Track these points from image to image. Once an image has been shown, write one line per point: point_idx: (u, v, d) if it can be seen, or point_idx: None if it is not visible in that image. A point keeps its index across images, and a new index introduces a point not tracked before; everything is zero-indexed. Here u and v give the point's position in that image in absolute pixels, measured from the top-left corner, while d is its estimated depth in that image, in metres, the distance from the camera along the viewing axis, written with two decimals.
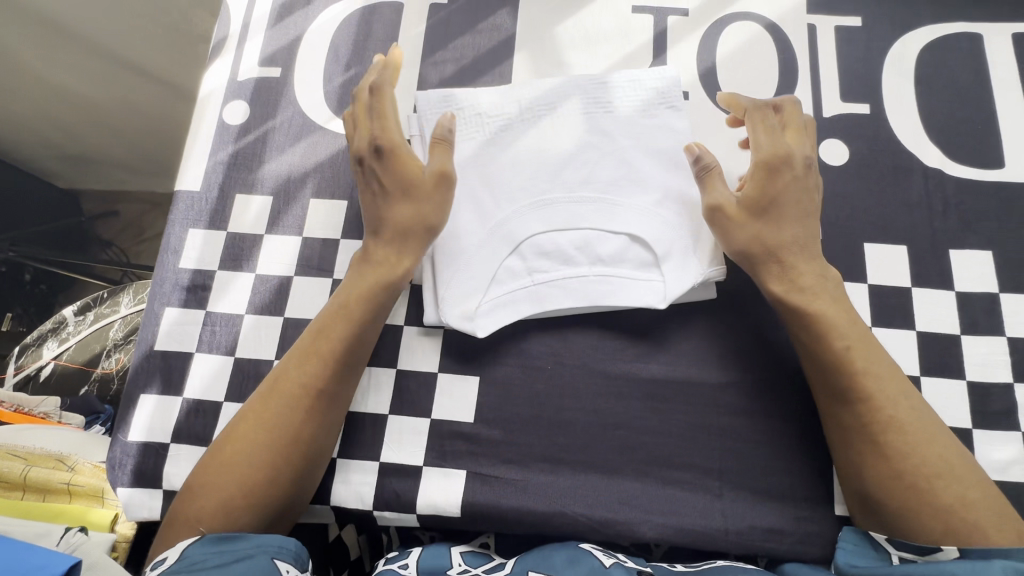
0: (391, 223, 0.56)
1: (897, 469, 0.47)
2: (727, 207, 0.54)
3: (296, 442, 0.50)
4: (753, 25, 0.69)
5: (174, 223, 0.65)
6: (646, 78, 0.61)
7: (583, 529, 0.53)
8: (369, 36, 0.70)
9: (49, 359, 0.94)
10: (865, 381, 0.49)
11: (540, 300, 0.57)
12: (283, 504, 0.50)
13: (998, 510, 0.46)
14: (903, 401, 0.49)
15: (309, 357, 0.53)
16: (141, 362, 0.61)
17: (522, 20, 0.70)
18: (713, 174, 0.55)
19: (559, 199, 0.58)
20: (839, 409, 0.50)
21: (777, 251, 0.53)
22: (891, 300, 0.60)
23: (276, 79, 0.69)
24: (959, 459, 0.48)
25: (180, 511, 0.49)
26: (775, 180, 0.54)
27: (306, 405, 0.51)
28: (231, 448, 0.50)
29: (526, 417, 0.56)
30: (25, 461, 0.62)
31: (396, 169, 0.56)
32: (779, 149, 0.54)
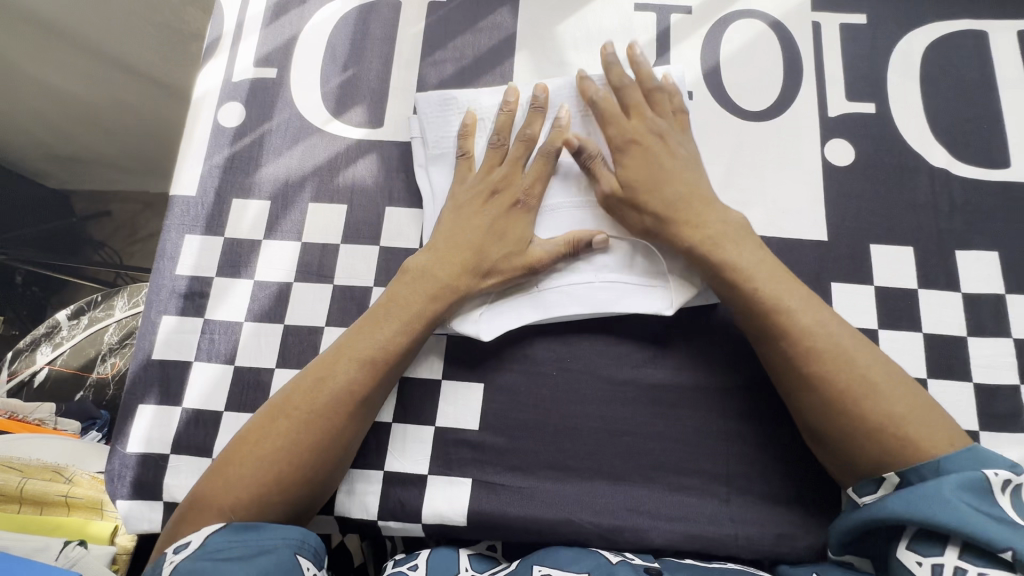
0: (478, 253, 0.54)
1: (824, 398, 0.47)
2: (615, 192, 0.55)
3: (334, 444, 0.50)
4: (757, 22, 0.68)
5: (170, 229, 0.63)
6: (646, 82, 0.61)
7: (590, 536, 0.53)
8: (366, 35, 0.69)
9: (43, 364, 0.93)
10: (778, 313, 0.49)
11: (543, 306, 0.56)
12: (308, 500, 0.50)
13: (930, 422, 0.45)
14: (817, 329, 0.49)
15: (366, 365, 0.51)
16: (139, 372, 0.60)
17: (523, 18, 0.69)
18: (595, 167, 0.57)
19: (565, 204, 0.59)
20: (767, 350, 0.51)
21: (674, 213, 0.53)
22: (897, 302, 0.59)
23: (272, 80, 0.68)
24: (885, 376, 0.47)
25: (205, 501, 0.47)
26: (640, 156, 0.55)
27: (353, 416, 0.50)
28: (265, 443, 0.48)
29: (532, 424, 0.56)
30: (21, 473, 0.61)
31: (521, 226, 0.55)
32: (629, 128, 0.56)
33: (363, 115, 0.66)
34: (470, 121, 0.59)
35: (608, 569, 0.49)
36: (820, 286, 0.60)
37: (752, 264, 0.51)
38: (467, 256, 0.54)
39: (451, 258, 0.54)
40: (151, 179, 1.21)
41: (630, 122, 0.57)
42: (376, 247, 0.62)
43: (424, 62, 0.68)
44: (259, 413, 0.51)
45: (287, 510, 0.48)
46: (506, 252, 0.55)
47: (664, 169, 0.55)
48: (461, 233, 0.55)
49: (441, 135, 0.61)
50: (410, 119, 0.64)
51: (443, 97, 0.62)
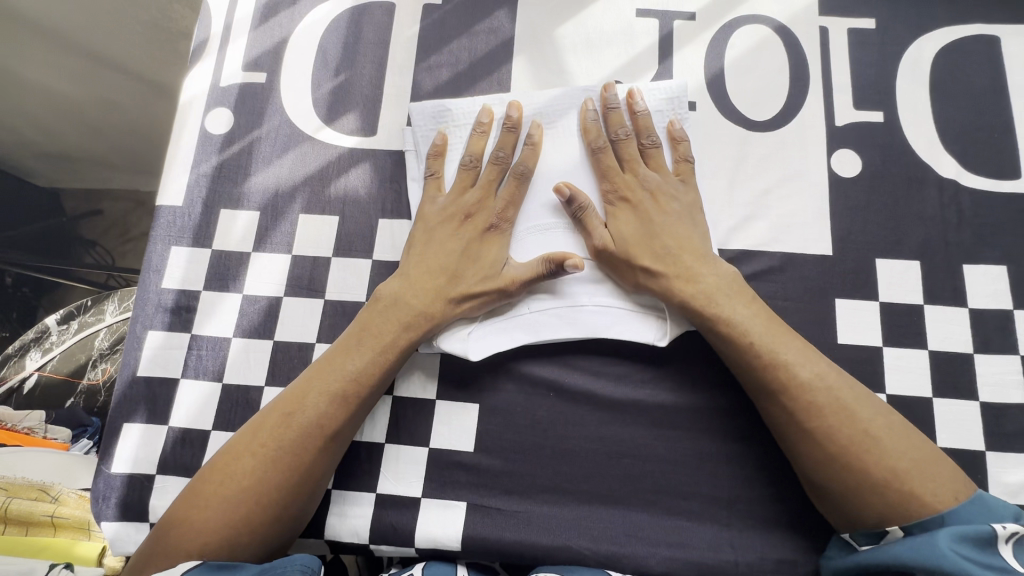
0: (451, 280, 0.53)
1: (826, 451, 0.47)
2: (607, 248, 0.53)
3: (306, 480, 0.49)
4: (763, 27, 0.66)
5: (156, 240, 0.61)
6: (651, 96, 0.58)
7: (587, 561, 0.52)
8: (359, 39, 0.67)
9: (33, 370, 0.90)
10: (778, 366, 0.49)
11: (536, 328, 0.55)
12: (279, 535, 0.49)
13: (933, 473, 0.45)
14: (815, 381, 0.48)
15: (337, 399, 0.50)
16: (125, 390, 0.58)
17: (521, 21, 0.66)
18: (586, 219, 0.54)
19: (555, 225, 0.56)
20: (767, 402, 0.50)
21: (670, 270, 0.52)
22: (902, 319, 0.58)
23: (261, 84, 0.66)
24: (886, 429, 0.47)
25: (174, 539, 0.46)
26: (640, 213, 0.54)
27: (322, 450, 0.50)
28: (233, 480, 0.48)
29: (528, 446, 0.55)
30: (5, 492, 0.59)
31: (495, 253, 0.54)
32: (629, 184, 0.55)
33: (355, 123, 0.64)
34: (439, 141, 0.58)
35: None
36: (824, 303, 0.58)
37: (749, 313, 0.51)
38: (439, 283, 0.53)
39: (423, 286, 0.53)
40: (141, 177, 1.15)
41: (624, 176, 0.55)
42: (369, 261, 0.60)
43: (418, 66, 0.66)
44: (227, 445, 0.50)
45: (257, 546, 0.48)
46: (481, 277, 0.53)
47: (660, 227, 0.53)
48: (433, 260, 0.54)
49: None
50: (405, 129, 0.62)
51: (438, 108, 0.59)
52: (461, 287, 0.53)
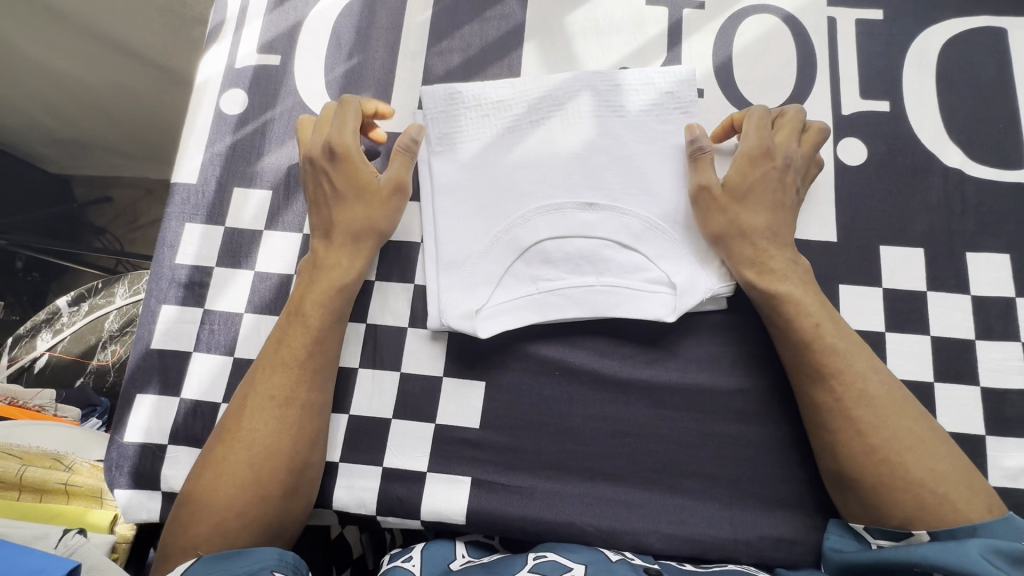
0: (350, 220, 0.55)
1: (869, 444, 0.48)
2: (709, 193, 0.54)
3: (284, 452, 0.50)
4: (771, 17, 0.66)
5: (170, 217, 0.63)
6: (660, 78, 0.58)
7: (589, 537, 0.52)
8: (372, 24, 0.68)
9: (44, 350, 0.92)
10: (835, 355, 0.50)
11: (543, 309, 0.55)
12: (279, 512, 0.50)
13: (970, 484, 0.47)
14: (869, 374, 0.50)
15: (280, 368, 0.52)
16: (139, 361, 0.59)
17: (532, 8, 0.67)
18: (699, 160, 0.55)
19: (566, 206, 0.57)
20: (811, 388, 0.51)
21: (751, 236, 0.53)
22: (904, 305, 0.58)
23: (275, 67, 0.67)
24: (929, 431, 0.49)
25: (176, 540, 0.48)
26: (758, 172, 0.54)
27: (276, 419, 0.51)
28: (211, 473, 0.49)
29: (533, 424, 0.55)
30: (21, 461, 0.60)
31: (349, 169, 0.55)
32: (766, 142, 0.54)
33: None
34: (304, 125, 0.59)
35: (608, 566, 0.48)
36: (827, 289, 0.59)
37: (807, 305, 0.52)
38: (353, 238, 0.55)
39: (331, 247, 0.55)
40: (154, 166, 1.16)
41: (762, 137, 0.55)
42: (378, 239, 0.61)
43: (430, 51, 0.67)
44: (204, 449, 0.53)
45: (254, 530, 0.49)
46: (353, 194, 0.55)
47: (761, 188, 0.54)
48: (318, 214, 0.56)
49: (456, 121, 0.59)
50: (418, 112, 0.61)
51: (449, 92, 0.59)
52: (356, 220, 0.55)
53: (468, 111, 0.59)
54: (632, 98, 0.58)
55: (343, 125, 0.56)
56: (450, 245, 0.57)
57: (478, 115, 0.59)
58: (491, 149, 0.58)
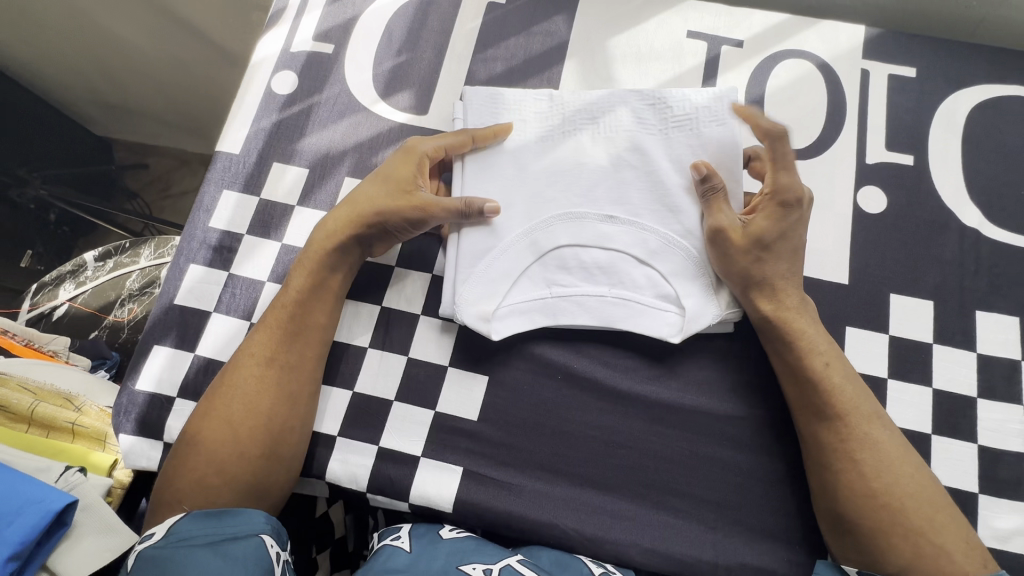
0: (363, 202, 0.58)
1: (870, 487, 0.49)
2: (727, 235, 0.54)
3: (259, 412, 0.53)
4: (806, 63, 0.69)
5: (210, 182, 0.66)
6: (699, 94, 0.60)
7: (571, 542, 0.53)
8: (424, 26, 0.71)
9: (65, 300, 0.96)
10: (844, 397, 0.51)
11: (554, 313, 0.57)
12: (253, 473, 0.51)
13: (965, 538, 0.48)
14: (874, 418, 0.51)
15: (268, 329, 0.56)
16: (161, 314, 0.61)
17: (577, 28, 0.70)
18: (712, 202, 0.56)
19: (590, 216, 0.59)
20: (819, 426, 0.51)
21: (772, 279, 0.54)
22: (909, 354, 0.59)
23: (328, 55, 0.70)
24: (931, 482, 0.50)
25: (165, 488, 0.51)
26: (785, 217, 0.55)
27: (256, 380, 0.54)
28: (196, 422, 0.53)
29: (529, 423, 0.57)
30: (34, 395, 0.62)
31: (394, 166, 0.59)
32: (796, 188, 0.55)
33: (409, 100, 0.69)
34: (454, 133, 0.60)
35: None
36: (834, 329, 0.60)
37: (820, 343, 0.53)
38: (358, 219, 0.57)
39: (336, 222, 0.58)
40: (196, 139, 1.24)
41: (791, 178, 0.55)
42: None
43: (475, 57, 0.70)
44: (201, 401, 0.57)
45: (235, 489, 0.51)
46: (384, 188, 0.58)
47: (782, 235, 0.55)
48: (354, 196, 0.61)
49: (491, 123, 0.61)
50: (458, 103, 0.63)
51: (492, 94, 0.62)
52: (369, 208, 0.58)
53: (503, 116, 0.61)
54: (666, 115, 0.60)
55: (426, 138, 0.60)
56: (474, 242, 0.58)
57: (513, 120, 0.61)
58: (523, 152, 0.61)
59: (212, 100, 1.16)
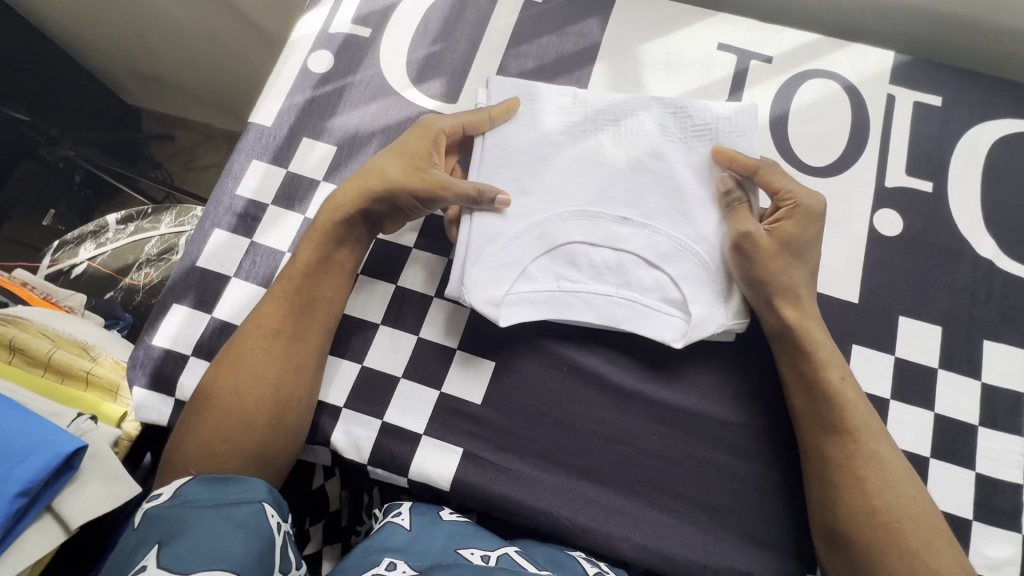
0: (374, 176, 0.59)
1: (870, 505, 0.49)
2: (754, 242, 0.55)
3: (266, 383, 0.54)
4: (833, 83, 0.69)
5: (241, 151, 0.67)
6: (721, 107, 0.61)
7: (563, 532, 0.54)
8: (460, 18, 0.73)
9: (84, 259, 0.98)
10: (854, 413, 0.52)
11: (561, 306, 0.58)
12: (260, 441, 0.53)
13: (960, 566, 0.48)
14: (882, 438, 0.52)
15: (276, 304, 0.57)
16: (182, 275, 0.63)
17: (610, 32, 0.72)
18: (736, 212, 0.57)
19: (605, 215, 0.59)
20: (826, 440, 0.52)
21: (795, 287, 0.55)
22: (914, 376, 0.59)
23: (365, 38, 0.72)
24: (932, 508, 0.50)
25: (174, 454, 0.53)
26: (808, 227, 0.56)
27: (261, 351, 0.55)
28: (203, 392, 0.55)
29: (533, 411, 0.57)
30: (52, 342, 0.64)
31: (410, 142, 0.60)
32: (816, 202, 0.57)
33: (440, 89, 0.70)
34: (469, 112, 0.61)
35: None
36: (840, 346, 0.60)
37: (835, 359, 0.54)
38: (370, 194, 0.58)
39: (345, 197, 0.59)
40: (223, 116, 1.28)
41: (809, 192, 0.57)
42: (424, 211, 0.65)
43: (508, 52, 0.71)
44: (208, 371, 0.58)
45: (242, 457, 0.52)
46: (398, 165, 0.59)
47: (802, 247, 0.56)
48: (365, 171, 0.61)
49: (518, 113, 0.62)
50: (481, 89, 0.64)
51: (520, 84, 0.63)
52: (381, 184, 0.58)
53: (529, 107, 0.62)
54: (687, 124, 0.61)
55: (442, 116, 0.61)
56: (486, 227, 0.58)
57: (537, 112, 0.62)
58: (545, 145, 0.61)
59: (247, 80, 1.19)
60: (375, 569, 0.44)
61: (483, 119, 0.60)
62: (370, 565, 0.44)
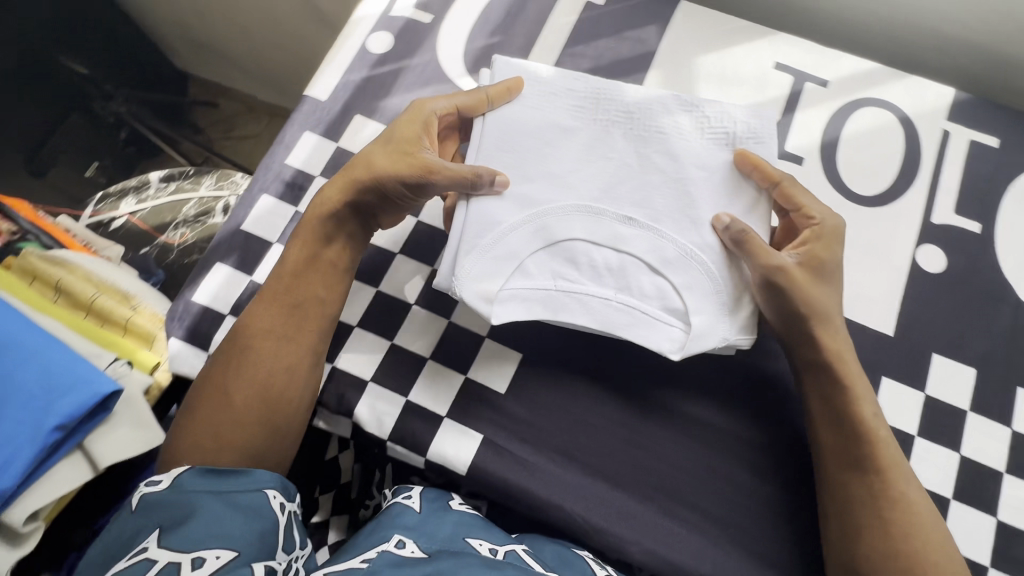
0: (361, 167, 0.59)
1: (893, 547, 0.49)
2: (789, 275, 0.54)
3: (259, 379, 0.54)
4: (888, 113, 0.69)
5: (294, 122, 0.69)
6: (739, 110, 0.60)
7: (574, 527, 0.54)
8: (521, 13, 0.73)
9: (124, 213, 1.00)
10: (885, 453, 0.51)
11: (554, 306, 0.56)
12: (256, 436, 0.53)
13: None
14: (911, 481, 0.51)
15: (269, 305, 0.57)
16: (227, 236, 0.65)
17: (668, 41, 0.72)
18: (754, 242, 0.54)
19: (609, 214, 0.58)
20: (855, 477, 0.51)
21: (826, 313, 0.55)
22: (942, 416, 0.58)
23: (425, 24, 0.73)
24: (954, 558, 0.49)
25: (173, 455, 0.53)
26: (833, 249, 0.57)
27: (251, 350, 0.56)
28: (198, 394, 0.55)
29: (556, 408, 0.58)
30: (96, 287, 0.67)
31: (398, 128, 0.59)
32: (835, 223, 0.58)
33: None
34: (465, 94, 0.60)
35: None
36: (870, 377, 0.60)
37: (867, 396, 0.54)
38: (358, 183, 0.58)
39: (334, 193, 0.59)
40: (273, 93, 1.33)
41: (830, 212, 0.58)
42: None
43: (564, 51, 0.72)
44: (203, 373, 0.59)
45: (240, 453, 0.53)
46: (387, 154, 0.58)
47: (835, 269, 0.57)
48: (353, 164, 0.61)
49: (525, 98, 0.60)
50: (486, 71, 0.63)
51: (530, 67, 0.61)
52: (370, 173, 0.58)
53: (534, 93, 0.61)
54: (703, 124, 0.60)
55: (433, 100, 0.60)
56: (484, 215, 0.57)
57: (544, 98, 0.61)
58: (553, 135, 0.60)
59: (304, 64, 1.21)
60: (384, 546, 0.45)
61: (477, 100, 0.58)
62: (380, 541, 0.46)
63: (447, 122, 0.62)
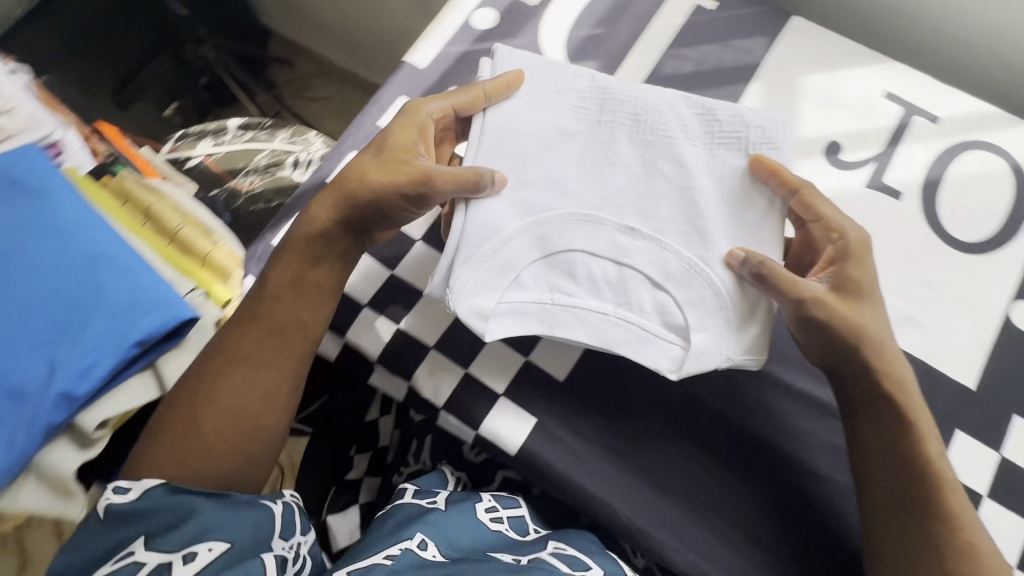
0: (353, 176, 0.56)
1: None
2: (820, 303, 0.50)
3: (239, 399, 0.53)
4: (1000, 159, 0.65)
5: (391, 86, 0.70)
6: (751, 111, 0.55)
7: (617, 526, 0.54)
8: (628, 8, 0.73)
9: (201, 154, 1.03)
10: (952, 497, 0.48)
11: (551, 322, 0.54)
12: (233, 457, 0.52)
13: None
14: (978, 530, 0.48)
15: (251, 327, 0.55)
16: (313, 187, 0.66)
17: (775, 55, 0.70)
18: (776, 272, 0.50)
19: (611, 223, 0.55)
20: (918, 521, 0.47)
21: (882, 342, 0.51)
22: (1016, 480, 0.56)
23: (530, 6, 0.73)
24: None
25: (135, 472, 0.50)
26: (863, 266, 0.52)
27: (225, 374, 0.54)
28: (168, 412, 0.53)
29: (611, 405, 0.57)
30: (183, 217, 0.69)
31: (390, 130, 0.57)
32: (858, 235, 0.53)
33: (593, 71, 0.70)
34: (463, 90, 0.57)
35: None
36: (942, 427, 0.57)
37: (932, 434, 0.50)
38: (348, 195, 0.55)
39: (324, 209, 0.56)
40: (350, 60, 1.34)
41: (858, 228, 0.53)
42: None
43: (667, 51, 0.71)
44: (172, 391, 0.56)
45: (216, 473, 0.51)
46: (379, 162, 0.56)
47: (871, 288, 0.52)
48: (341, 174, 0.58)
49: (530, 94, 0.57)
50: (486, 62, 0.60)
51: (533, 59, 0.58)
52: (360, 180, 0.55)
53: (536, 87, 0.57)
54: (713, 128, 0.55)
55: (427, 101, 0.57)
56: (483, 214, 0.54)
57: (549, 93, 0.57)
58: (558, 135, 0.56)
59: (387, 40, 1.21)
60: (406, 543, 0.45)
61: (476, 98, 0.55)
62: (402, 538, 0.46)
63: (446, 123, 0.59)
